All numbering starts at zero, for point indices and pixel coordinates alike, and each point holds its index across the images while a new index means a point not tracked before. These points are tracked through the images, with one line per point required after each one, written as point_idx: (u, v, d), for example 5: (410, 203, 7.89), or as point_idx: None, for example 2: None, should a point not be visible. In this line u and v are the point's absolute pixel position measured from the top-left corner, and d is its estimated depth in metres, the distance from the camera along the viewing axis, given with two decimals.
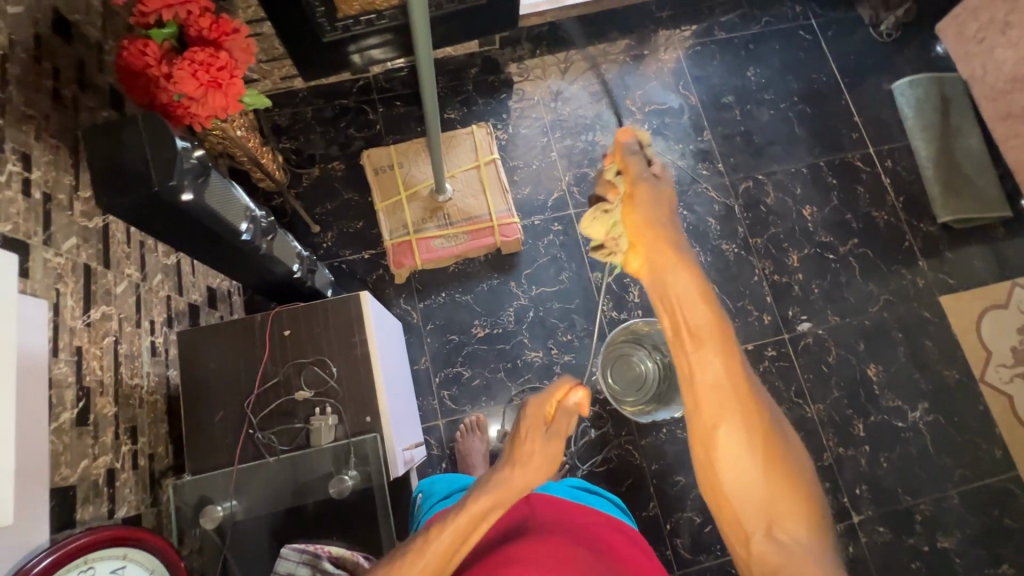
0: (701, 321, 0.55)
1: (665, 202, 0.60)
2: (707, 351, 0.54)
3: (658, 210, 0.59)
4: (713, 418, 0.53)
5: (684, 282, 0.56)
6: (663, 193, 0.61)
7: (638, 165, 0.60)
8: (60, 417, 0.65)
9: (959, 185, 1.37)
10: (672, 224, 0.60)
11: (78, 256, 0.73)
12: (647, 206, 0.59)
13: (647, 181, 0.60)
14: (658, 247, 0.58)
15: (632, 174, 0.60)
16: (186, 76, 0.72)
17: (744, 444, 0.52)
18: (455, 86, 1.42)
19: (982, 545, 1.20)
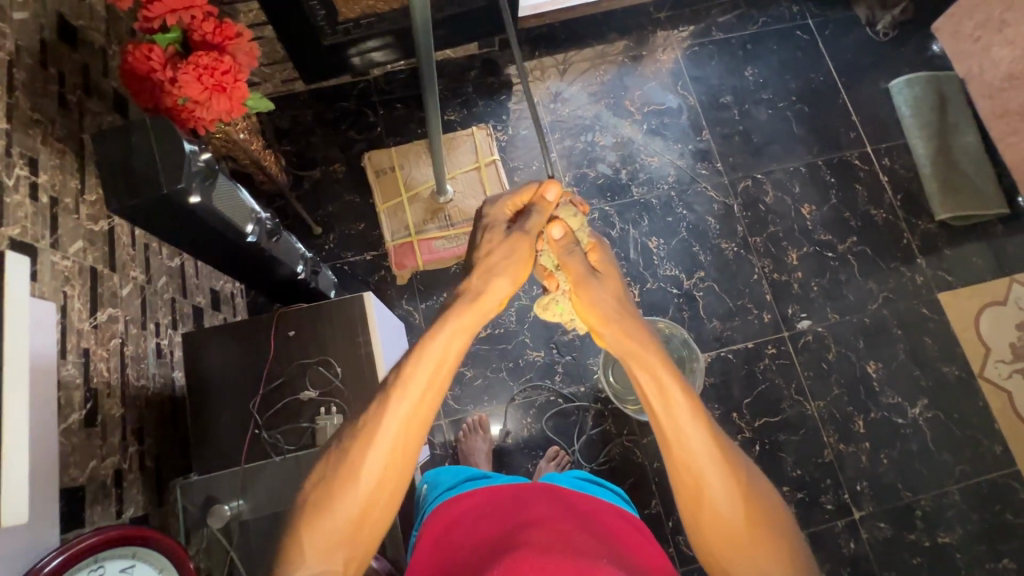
0: (676, 399, 0.59)
1: (604, 286, 0.69)
2: (684, 420, 0.58)
3: (598, 299, 0.67)
4: (697, 480, 0.57)
5: (646, 359, 0.62)
6: (601, 278, 0.69)
7: (574, 262, 0.68)
8: (69, 418, 0.66)
9: (956, 182, 1.38)
10: (616, 308, 0.67)
11: (84, 259, 0.74)
12: (588, 297, 0.67)
13: (585, 274, 0.68)
14: (608, 332, 0.66)
15: (570, 272, 0.68)
16: (190, 80, 0.73)
17: (727, 497, 0.57)
18: (455, 87, 1.42)
19: (983, 540, 1.20)
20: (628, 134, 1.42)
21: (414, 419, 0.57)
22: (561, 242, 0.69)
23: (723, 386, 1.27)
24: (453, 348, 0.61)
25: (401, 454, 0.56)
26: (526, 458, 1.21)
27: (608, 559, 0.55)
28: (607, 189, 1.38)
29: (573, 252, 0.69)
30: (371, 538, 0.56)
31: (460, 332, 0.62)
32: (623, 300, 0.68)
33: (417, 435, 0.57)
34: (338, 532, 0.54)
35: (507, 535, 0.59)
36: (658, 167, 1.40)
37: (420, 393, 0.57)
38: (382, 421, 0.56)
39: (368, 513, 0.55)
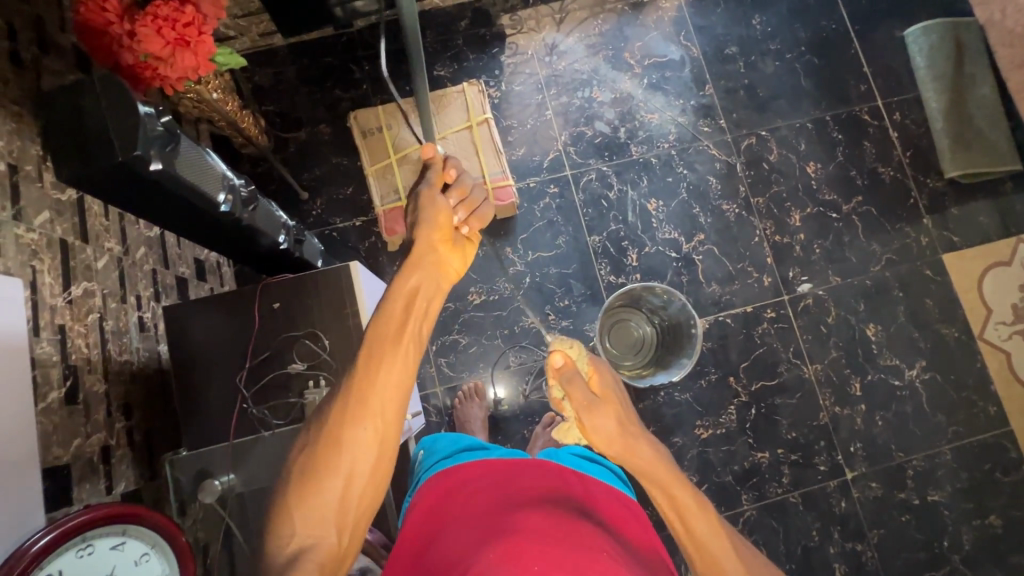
0: (689, 508, 0.62)
1: (610, 413, 0.69)
2: (701, 526, 0.61)
3: (603, 428, 0.67)
4: None
5: (659, 475, 0.64)
6: (604, 402, 0.70)
7: (578, 391, 0.69)
8: (47, 397, 0.64)
9: (969, 138, 1.32)
10: (624, 427, 0.67)
11: (52, 231, 0.70)
12: (593, 425, 0.68)
13: (588, 401, 0.69)
14: (621, 449, 0.66)
15: (575, 403, 0.69)
16: (151, 33, 0.67)
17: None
18: (445, 40, 1.34)
19: (970, 498, 1.22)
20: (628, 90, 1.34)
21: (397, 378, 0.58)
22: (563, 369, 0.71)
23: (721, 350, 1.25)
24: (418, 297, 0.63)
25: (386, 417, 0.56)
26: (522, 424, 1.21)
27: (607, 549, 0.55)
28: (604, 148, 1.32)
29: (575, 379, 0.70)
30: (363, 514, 0.55)
31: (426, 288, 0.64)
32: (628, 422, 0.69)
33: (402, 392, 0.58)
34: (327, 510, 0.53)
35: (504, 512, 0.58)
36: (658, 125, 1.34)
37: (404, 350, 0.59)
38: (361, 386, 0.57)
39: (360, 477, 0.54)
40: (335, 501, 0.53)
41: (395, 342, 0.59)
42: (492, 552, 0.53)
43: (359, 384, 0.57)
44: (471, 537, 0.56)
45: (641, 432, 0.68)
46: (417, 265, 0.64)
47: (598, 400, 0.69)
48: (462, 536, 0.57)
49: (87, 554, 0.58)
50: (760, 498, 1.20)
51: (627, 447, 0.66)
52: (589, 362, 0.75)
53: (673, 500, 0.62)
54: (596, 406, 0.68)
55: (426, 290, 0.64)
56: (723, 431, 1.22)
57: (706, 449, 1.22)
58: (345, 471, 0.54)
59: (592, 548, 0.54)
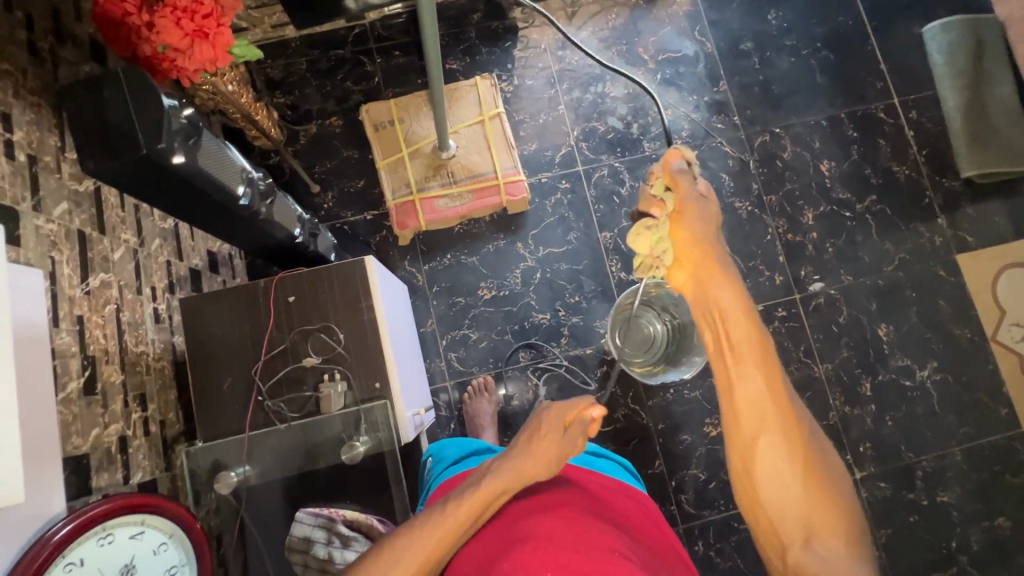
0: (743, 338, 0.51)
1: (713, 221, 0.59)
2: (746, 355, 0.50)
3: (703, 226, 0.58)
4: (751, 445, 0.48)
5: (720, 303, 0.53)
6: (710, 207, 0.60)
7: (688, 184, 0.60)
8: (67, 387, 0.65)
9: (987, 137, 1.30)
10: (717, 239, 0.58)
11: (70, 222, 0.70)
12: (692, 222, 0.58)
13: (695, 198, 0.59)
14: (704, 265, 0.56)
15: (681, 193, 0.59)
16: (170, 25, 0.66)
17: (783, 447, 0.47)
18: (458, 33, 1.33)
19: (979, 499, 1.22)
20: (641, 85, 1.33)
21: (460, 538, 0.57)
22: (676, 164, 0.61)
23: None
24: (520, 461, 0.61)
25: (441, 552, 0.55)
26: None
27: (621, 549, 0.55)
28: (617, 144, 1.32)
29: (687, 175, 0.60)
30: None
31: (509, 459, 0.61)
32: (721, 240, 0.59)
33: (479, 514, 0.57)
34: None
35: (516, 523, 0.58)
36: (671, 121, 1.33)
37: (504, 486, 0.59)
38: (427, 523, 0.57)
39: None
40: None
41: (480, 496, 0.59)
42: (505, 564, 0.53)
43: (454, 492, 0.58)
44: (486, 550, 0.56)
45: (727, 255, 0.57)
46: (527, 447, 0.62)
47: (706, 203, 0.59)
48: (476, 549, 0.57)
49: (108, 543, 0.58)
50: None
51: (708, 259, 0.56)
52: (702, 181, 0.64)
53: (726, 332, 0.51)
54: (701, 204, 0.59)
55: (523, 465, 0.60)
56: None
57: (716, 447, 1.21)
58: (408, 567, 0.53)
59: (605, 549, 0.54)
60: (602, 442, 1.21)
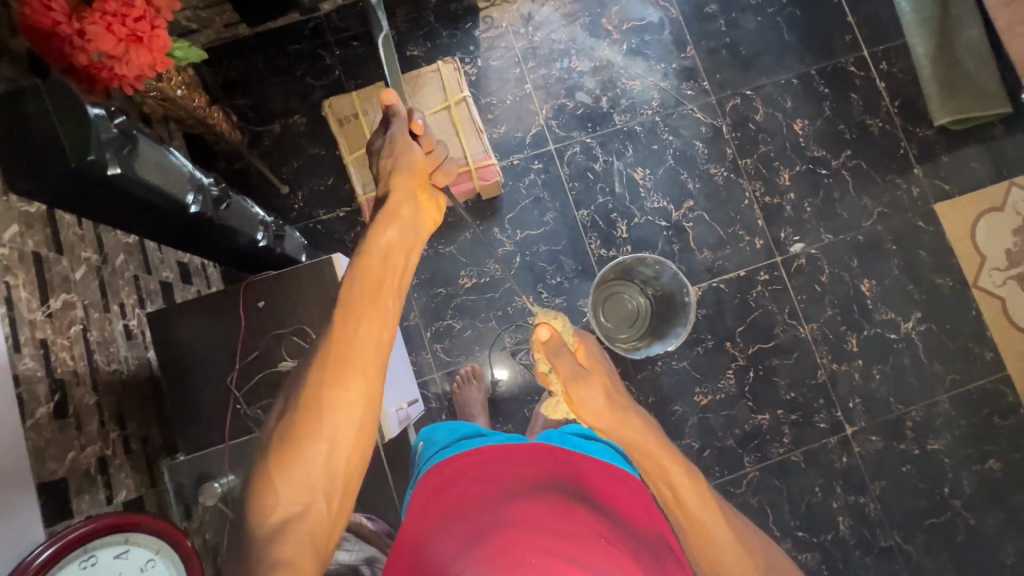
0: (689, 493, 0.62)
1: (598, 386, 0.68)
2: (687, 496, 0.62)
3: (593, 399, 0.66)
4: (716, 561, 0.61)
5: (647, 446, 0.64)
6: (591, 375, 0.69)
7: (565, 363, 0.69)
8: (36, 413, 0.64)
9: (960, 83, 1.28)
10: (616, 403, 0.67)
11: (24, 245, 0.67)
12: (584, 397, 0.66)
13: (574, 372, 0.68)
14: (614, 421, 0.65)
15: (561, 374, 0.68)
16: (101, 31, 0.63)
17: (742, 563, 0.60)
18: (416, 17, 1.29)
19: (969, 444, 1.23)
20: (607, 57, 1.31)
21: (370, 337, 0.58)
22: (548, 342, 0.70)
23: (716, 316, 1.25)
24: (394, 244, 0.64)
25: (369, 374, 0.57)
26: (522, 404, 1.21)
27: (605, 533, 0.57)
28: (587, 120, 1.30)
29: (561, 351, 0.70)
30: (350, 478, 0.56)
31: (397, 237, 0.65)
32: (614, 395, 0.68)
33: (379, 344, 0.58)
34: (313, 480, 0.53)
35: (498, 505, 0.59)
36: (640, 91, 1.31)
37: (384, 303, 0.61)
38: (336, 345, 0.57)
39: (342, 448, 0.55)
40: (321, 469, 0.53)
41: (372, 294, 0.60)
42: (483, 549, 0.55)
43: (339, 349, 0.57)
44: (466, 532, 0.57)
45: (629, 406, 0.68)
46: (394, 215, 0.66)
47: (585, 372, 0.68)
48: (455, 531, 0.58)
49: (91, 565, 0.58)
50: (762, 459, 1.21)
51: (615, 417, 0.66)
52: (575, 336, 0.76)
53: (665, 474, 0.63)
54: (583, 377, 0.68)
55: (401, 243, 0.65)
56: (722, 396, 1.23)
57: (707, 415, 1.22)
58: (329, 434, 0.54)
59: (590, 535, 0.56)
60: None
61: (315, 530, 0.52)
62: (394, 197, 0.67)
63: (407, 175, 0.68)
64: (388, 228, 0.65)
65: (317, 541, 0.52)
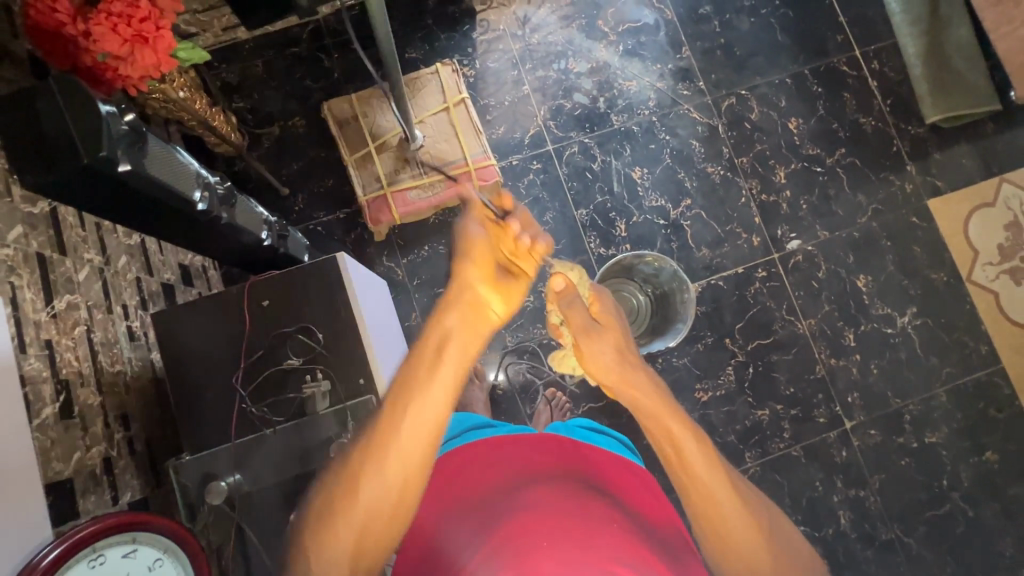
0: (692, 450, 0.64)
1: (609, 338, 0.76)
2: (692, 454, 0.63)
3: (601, 352, 0.74)
4: (717, 515, 0.61)
5: (655, 408, 0.68)
6: (605, 329, 0.77)
7: (579, 314, 0.78)
8: (42, 413, 0.64)
9: (951, 82, 1.30)
10: (624, 360, 0.74)
11: (28, 246, 0.67)
12: (592, 348, 0.75)
13: (586, 326, 0.77)
14: (619, 379, 0.72)
15: (574, 324, 0.77)
16: (106, 32, 0.64)
17: (742, 517, 0.61)
18: (414, 20, 1.30)
19: (967, 436, 1.25)
20: (604, 58, 1.32)
21: (416, 436, 0.59)
22: (563, 294, 0.79)
23: (715, 313, 1.26)
24: (452, 339, 0.62)
25: (410, 469, 0.58)
26: (524, 402, 1.22)
27: (619, 519, 0.58)
28: (585, 120, 1.31)
29: (575, 303, 0.78)
30: (374, 563, 0.58)
31: (458, 325, 0.63)
32: (625, 349, 0.76)
33: (427, 444, 0.59)
34: (336, 562, 0.56)
35: (510, 493, 0.60)
36: (637, 92, 1.32)
37: (434, 396, 0.59)
38: (384, 437, 0.58)
39: (372, 530, 0.57)
40: (347, 550, 0.57)
41: (428, 387, 0.59)
42: (494, 539, 0.56)
43: (386, 439, 0.58)
44: (478, 521, 0.59)
45: (638, 365, 0.74)
46: (452, 302, 0.64)
47: (597, 326, 0.77)
48: (466, 520, 0.59)
49: (99, 564, 0.57)
50: (763, 454, 1.22)
51: (623, 375, 0.72)
52: (592, 292, 0.83)
53: (665, 430, 0.66)
54: (595, 331, 0.76)
55: (462, 333, 0.63)
56: (722, 392, 1.23)
57: (707, 411, 1.23)
58: (363, 515, 0.57)
59: (602, 520, 0.57)
60: (597, 418, 1.22)
61: None
62: (456, 288, 0.64)
63: (468, 261, 0.64)
64: (446, 319, 0.63)
65: None
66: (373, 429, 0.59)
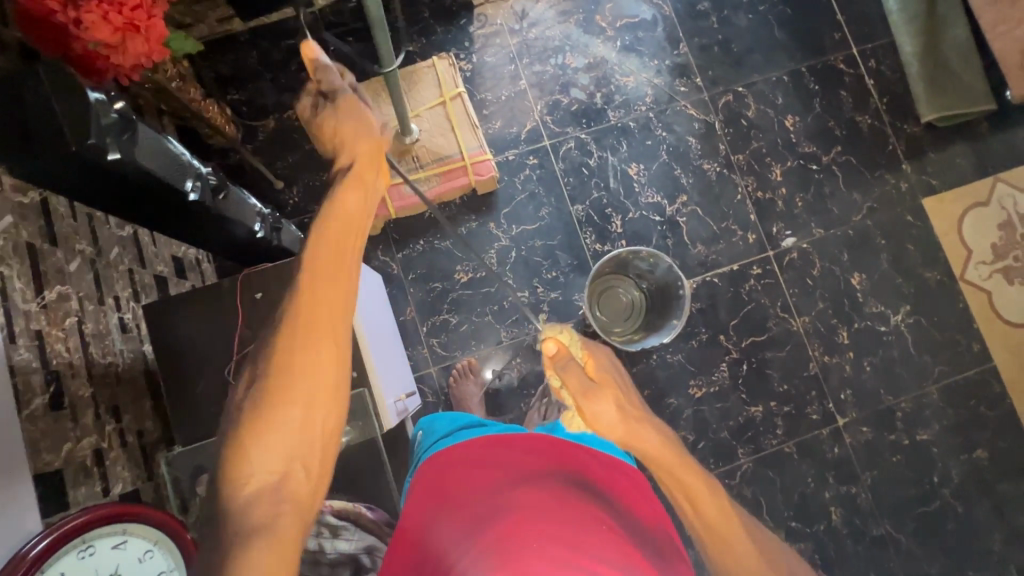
0: (706, 502, 0.65)
1: (609, 399, 0.71)
2: (706, 503, 0.65)
3: (603, 418, 0.69)
4: (738, 568, 0.60)
5: (666, 459, 0.67)
6: (601, 386, 0.72)
7: (575, 379, 0.71)
8: (31, 404, 0.63)
9: (947, 81, 1.30)
10: (629, 423, 0.68)
11: (18, 235, 0.66)
12: (595, 414, 0.69)
13: (584, 388, 0.71)
14: (632, 440, 0.67)
15: (572, 390, 0.71)
16: (98, 21, 0.62)
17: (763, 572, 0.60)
18: (411, 14, 1.30)
19: (958, 434, 1.26)
20: (602, 54, 1.32)
21: (335, 297, 0.55)
22: (557, 358, 0.73)
23: (710, 310, 1.26)
24: (350, 205, 0.60)
25: (335, 330, 0.53)
26: (518, 398, 1.22)
27: (607, 521, 0.59)
28: (582, 116, 1.30)
29: (570, 367, 0.72)
30: (329, 449, 0.52)
31: (356, 191, 0.61)
32: (628, 408, 0.70)
33: (345, 305, 0.55)
34: (286, 448, 0.49)
35: (500, 494, 0.60)
36: (634, 87, 1.32)
37: (347, 258, 0.57)
38: (299, 310, 0.54)
39: (319, 408, 0.51)
40: (296, 434, 0.50)
41: (332, 250, 0.57)
42: (486, 540, 0.58)
43: (300, 312, 0.53)
44: (468, 521, 0.59)
45: (643, 419, 0.70)
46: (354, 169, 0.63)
47: (594, 386, 0.71)
48: (455, 519, 0.60)
49: (89, 555, 0.57)
50: (756, 450, 1.23)
51: (631, 433, 0.68)
52: (583, 348, 0.76)
53: (681, 484, 0.66)
54: (593, 393, 0.70)
55: (363, 199, 0.61)
56: (716, 388, 1.24)
57: (701, 407, 1.23)
58: (300, 399, 0.50)
59: (589, 521, 0.59)
60: None
61: (300, 500, 0.49)
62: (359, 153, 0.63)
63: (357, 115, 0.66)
64: (348, 187, 0.61)
65: (302, 511, 0.49)
66: (288, 306, 0.54)
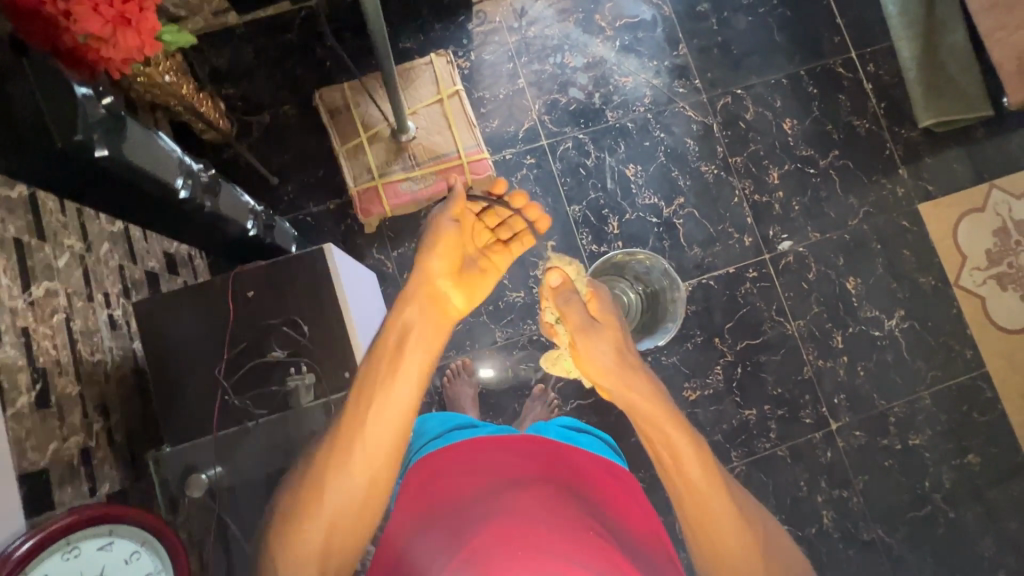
0: (691, 464, 0.72)
1: (608, 338, 0.83)
2: (690, 466, 0.72)
3: (599, 354, 0.82)
4: (713, 529, 0.68)
5: (651, 411, 0.77)
6: (602, 327, 0.83)
7: (576, 313, 0.83)
8: (17, 403, 0.62)
9: (945, 86, 1.30)
10: (619, 361, 0.81)
11: (4, 230, 0.65)
12: (588, 348, 0.82)
13: (584, 323, 0.83)
14: (618, 378, 0.81)
15: (571, 323, 0.83)
16: (88, 12, 0.61)
17: (741, 534, 0.68)
18: (409, 10, 1.28)
19: (949, 439, 1.26)
20: (600, 54, 1.31)
21: (386, 425, 0.73)
22: (559, 290, 0.84)
23: (706, 312, 1.26)
24: (411, 331, 0.79)
25: (380, 452, 0.72)
26: (512, 399, 1.21)
27: (596, 528, 0.58)
28: (580, 116, 1.30)
29: (572, 301, 0.83)
30: (347, 543, 0.69)
31: (415, 320, 0.80)
32: (623, 352, 0.82)
33: (396, 431, 0.74)
34: (313, 542, 0.67)
35: (485, 501, 0.60)
36: (633, 88, 1.31)
37: (398, 389, 0.75)
38: (357, 430, 0.71)
39: (346, 513, 0.69)
40: (324, 532, 0.67)
41: (393, 377, 0.75)
42: (468, 548, 0.57)
43: (358, 429, 0.71)
44: (452, 529, 0.59)
45: (634, 363, 0.82)
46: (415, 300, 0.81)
47: (597, 325, 0.83)
48: (440, 526, 0.59)
49: (74, 557, 0.56)
50: (749, 453, 1.23)
51: (621, 375, 0.80)
52: (589, 287, 0.87)
53: (664, 437, 0.75)
54: (593, 331, 0.82)
55: (419, 326, 0.80)
56: (710, 391, 1.24)
57: (695, 410, 1.23)
58: (334, 507, 0.69)
59: (576, 527, 0.57)
60: (585, 415, 1.22)
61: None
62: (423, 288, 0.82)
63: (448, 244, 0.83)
64: (407, 312, 0.80)
65: None
66: (347, 418, 0.72)
